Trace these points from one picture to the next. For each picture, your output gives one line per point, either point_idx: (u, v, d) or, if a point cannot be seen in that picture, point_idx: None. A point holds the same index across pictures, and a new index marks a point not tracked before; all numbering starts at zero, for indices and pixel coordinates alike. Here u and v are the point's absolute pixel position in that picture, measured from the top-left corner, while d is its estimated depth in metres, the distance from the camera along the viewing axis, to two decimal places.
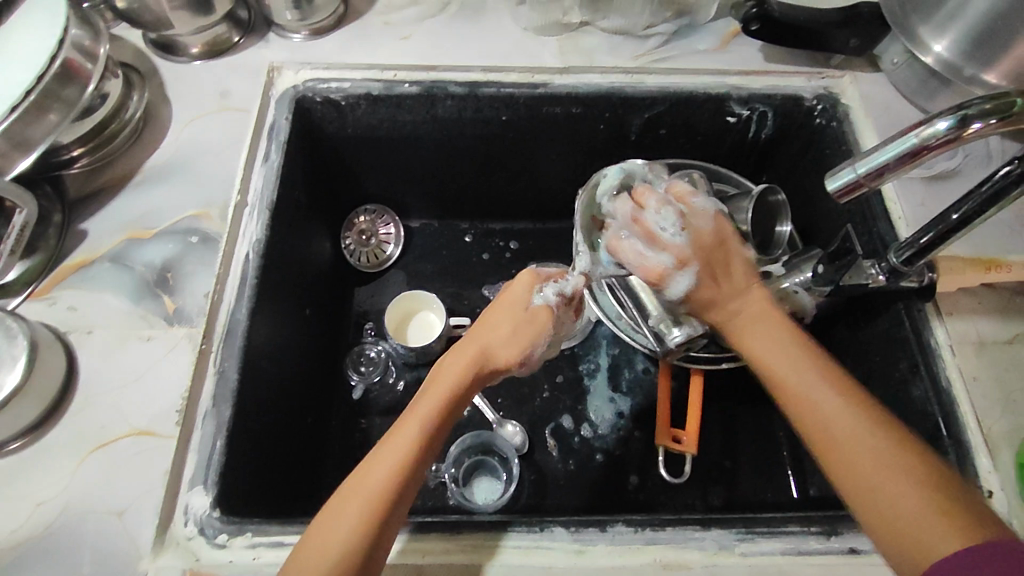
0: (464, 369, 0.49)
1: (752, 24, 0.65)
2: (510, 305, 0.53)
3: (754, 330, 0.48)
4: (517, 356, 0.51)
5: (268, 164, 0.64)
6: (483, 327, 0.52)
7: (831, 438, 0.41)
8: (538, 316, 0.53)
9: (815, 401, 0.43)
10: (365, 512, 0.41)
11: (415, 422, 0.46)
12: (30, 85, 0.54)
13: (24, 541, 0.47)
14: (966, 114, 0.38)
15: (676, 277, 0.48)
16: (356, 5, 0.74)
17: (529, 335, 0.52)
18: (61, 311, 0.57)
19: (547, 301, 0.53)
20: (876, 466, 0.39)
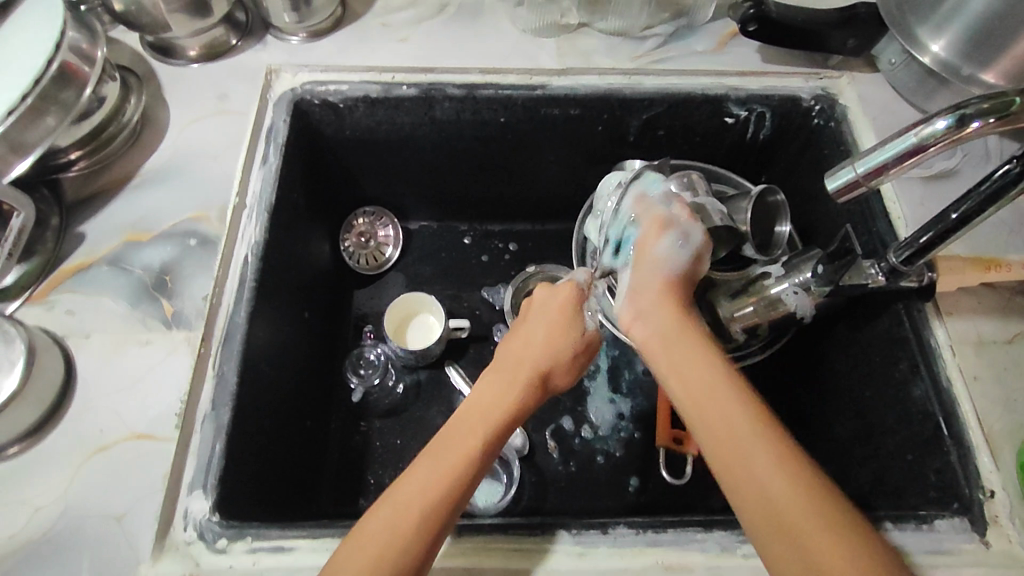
0: (533, 386, 0.51)
1: (749, 25, 0.65)
2: (570, 325, 0.55)
3: (667, 349, 0.50)
4: (567, 381, 0.55)
5: (267, 166, 0.64)
6: (546, 345, 0.54)
7: (737, 458, 0.42)
8: (591, 341, 0.56)
9: (722, 424, 0.43)
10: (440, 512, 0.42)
11: (484, 435, 0.47)
12: (28, 88, 0.54)
13: (22, 547, 0.47)
14: (964, 113, 0.38)
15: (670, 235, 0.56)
16: (354, 7, 0.74)
17: (584, 360, 0.56)
18: (59, 315, 0.56)
19: (597, 322, 0.57)
20: (781, 489, 0.40)
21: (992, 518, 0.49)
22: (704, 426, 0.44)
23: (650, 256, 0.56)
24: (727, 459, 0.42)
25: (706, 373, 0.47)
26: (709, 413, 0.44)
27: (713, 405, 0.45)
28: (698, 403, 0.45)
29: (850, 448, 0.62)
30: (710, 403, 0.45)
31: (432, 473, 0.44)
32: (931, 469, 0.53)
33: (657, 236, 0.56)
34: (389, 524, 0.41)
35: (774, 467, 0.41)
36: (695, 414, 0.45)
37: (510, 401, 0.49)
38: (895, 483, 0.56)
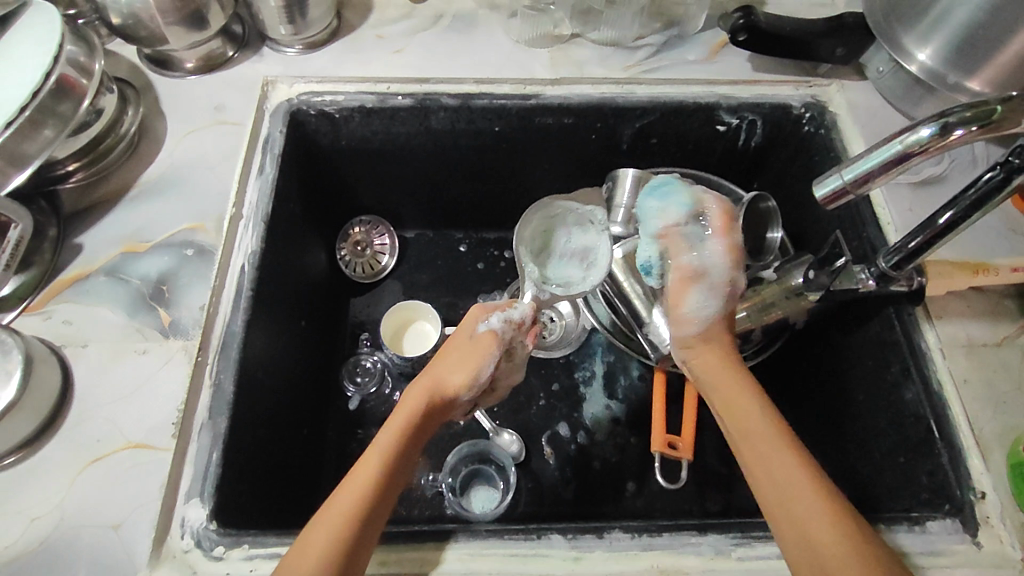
0: (418, 397, 0.49)
1: (739, 35, 0.66)
2: (459, 335, 0.53)
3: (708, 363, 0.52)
4: (460, 383, 0.51)
5: (263, 177, 0.64)
6: (434, 360, 0.52)
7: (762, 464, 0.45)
8: (481, 342, 0.52)
9: (761, 434, 0.46)
10: (351, 511, 0.42)
11: (392, 444, 0.46)
12: (25, 101, 0.54)
13: (19, 556, 0.47)
14: (947, 121, 0.39)
15: (705, 286, 0.53)
16: (350, 20, 0.75)
17: (474, 360, 0.51)
18: (56, 325, 0.57)
19: (491, 327, 0.53)
20: (802, 492, 0.42)
21: (983, 519, 0.49)
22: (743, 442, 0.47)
23: (680, 310, 0.53)
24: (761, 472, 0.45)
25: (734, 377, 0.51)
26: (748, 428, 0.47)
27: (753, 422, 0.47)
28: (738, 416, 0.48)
29: (843, 452, 0.63)
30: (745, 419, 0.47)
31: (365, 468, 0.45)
32: (923, 471, 0.54)
33: (697, 284, 0.53)
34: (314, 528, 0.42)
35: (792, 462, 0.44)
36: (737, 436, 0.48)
37: (407, 409, 0.48)
38: (888, 485, 0.57)
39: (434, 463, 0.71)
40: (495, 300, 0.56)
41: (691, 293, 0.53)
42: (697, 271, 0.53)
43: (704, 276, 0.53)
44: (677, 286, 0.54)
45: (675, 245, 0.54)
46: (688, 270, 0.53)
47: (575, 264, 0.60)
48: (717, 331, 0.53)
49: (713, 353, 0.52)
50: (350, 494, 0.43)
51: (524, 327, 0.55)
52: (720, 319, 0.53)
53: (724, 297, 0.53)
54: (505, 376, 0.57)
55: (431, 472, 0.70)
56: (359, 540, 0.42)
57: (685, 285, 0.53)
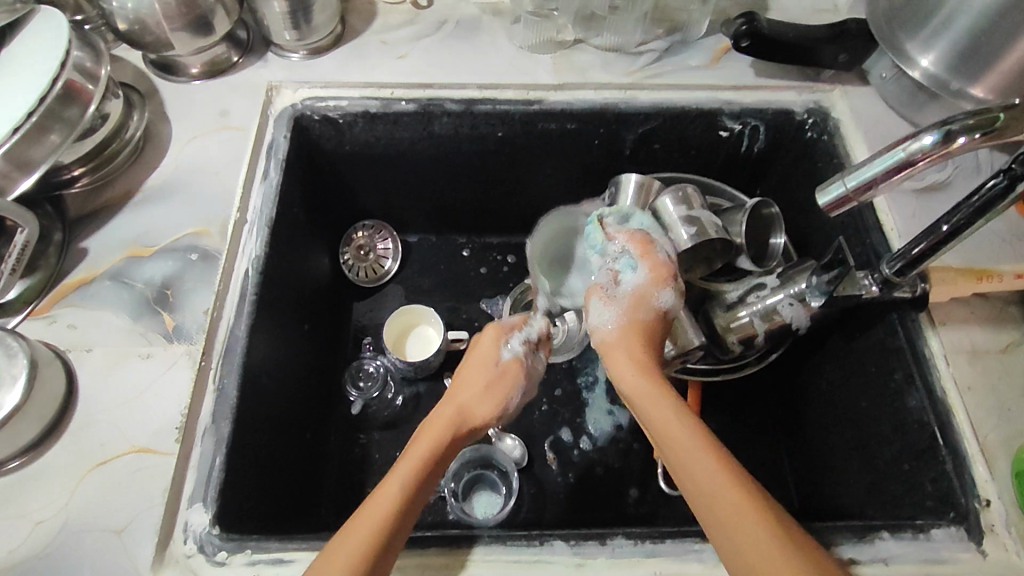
0: (449, 421, 0.50)
1: (743, 41, 0.66)
2: (482, 361, 0.55)
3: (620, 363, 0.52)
4: (493, 411, 0.53)
5: (267, 182, 0.64)
6: (459, 386, 0.54)
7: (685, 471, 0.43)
8: (507, 369, 0.56)
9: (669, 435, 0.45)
10: (364, 547, 0.41)
11: (399, 479, 0.45)
12: (32, 106, 0.55)
13: (24, 560, 0.47)
14: (950, 129, 0.39)
15: (604, 298, 0.56)
16: (354, 25, 0.75)
17: (503, 388, 0.55)
18: (61, 329, 0.57)
19: (514, 353, 0.57)
20: (731, 502, 0.40)
21: (988, 527, 0.49)
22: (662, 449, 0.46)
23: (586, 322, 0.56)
24: (691, 480, 0.43)
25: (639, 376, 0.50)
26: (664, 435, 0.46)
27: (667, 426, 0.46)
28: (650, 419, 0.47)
29: (846, 459, 0.62)
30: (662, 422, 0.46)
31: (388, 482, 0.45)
32: (927, 478, 0.53)
33: (599, 293, 0.56)
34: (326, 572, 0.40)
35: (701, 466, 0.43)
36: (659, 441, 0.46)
37: (426, 443, 0.48)
38: (892, 493, 0.56)
39: None
40: (510, 319, 0.59)
41: (592, 303, 0.56)
42: (601, 286, 0.57)
43: (604, 291, 0.57)
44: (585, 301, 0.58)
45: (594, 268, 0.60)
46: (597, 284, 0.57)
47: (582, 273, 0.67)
48: (626, 334, 0.53)
49: (618, 349, 0.53)
50: (361, 533, 0.41)
51: (540, 344, 0.59)
52: (623, 329, 0.54)
53: (623, 311, 0.55)
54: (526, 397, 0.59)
55: None
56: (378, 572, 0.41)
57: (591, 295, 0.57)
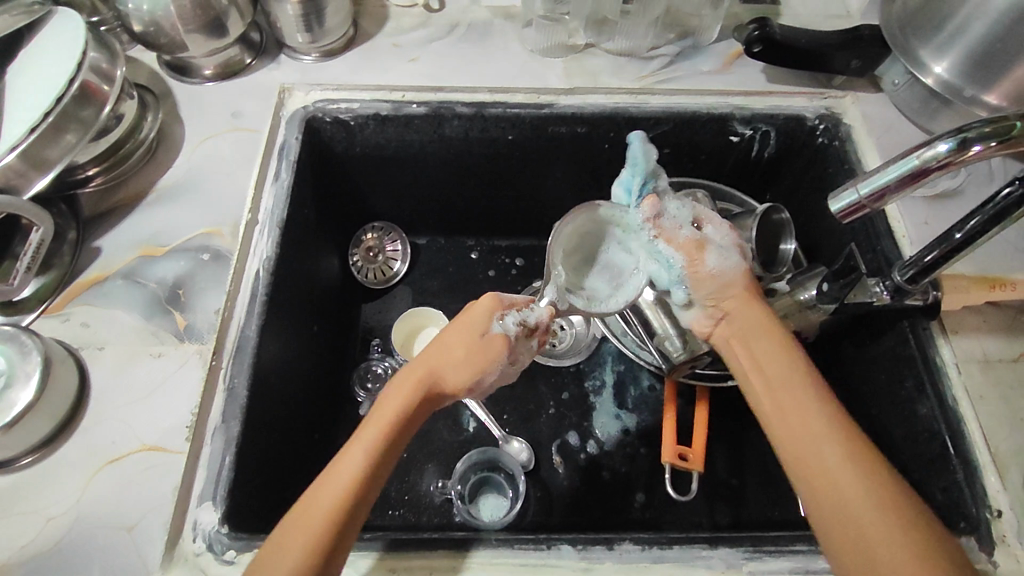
0: (412, 388, 0.48)
1: (754, 46, 0.67)
2: (467, 330, 0.50)
3: (748, 345, 0.51)
4: (461, 384, 0.49)
5: (279, 183, 0.65)
6: (434, 349, 0.50)
7: (812, 458, 0.43)
8: (491, 346, 0.49)
9: (795, 398, 0.46)
10: (330, 519, 0.41)
11: (363, 445, 0.44)
12: (49, 107, 0.56)
13: (36, 555, 0.48)
14: (965, 137, 0.39)
15: (717, 245, 0.54)
16: (366, 28, 0.76)
17: (481, 362, 0.49)
18: (74, 327, 0.57)
19: (505, 330, 0.50)
20: (841, 464, 0.42)
21: (999, 537, 0.49)
22: (782, 439, 0.45)
23: (705, 269, 0.53)
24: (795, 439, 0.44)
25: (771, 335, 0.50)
26: (795, 418, 0.45)
27: (798, 421, 0.45)
28: (782, 405, 0.46)
29: None
30: (787, 396, 0.46)
31: (332, 476, 0.43)
32: (938, 487, 0.53)
33: (709, 244, 0.54)
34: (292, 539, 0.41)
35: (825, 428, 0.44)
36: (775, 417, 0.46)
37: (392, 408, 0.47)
38: None
39: (443, 470, 0.71)
40: (512, 295, 0.52)
41: (711, 250, 0.53)
42: (702, 236, 0.54)
43: (711, 240, 0.54)
44: (693, 249, 0.53)
45: (667, 226, 0.55)
46: (694, 236, 0.54)
47: (605, 279, 0.55)
48: (750, 304, 0.52)
49: (746, 320, 0.52)
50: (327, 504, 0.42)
51: (537, 332, 0.51)
52: (745, 273, 0.54)
53: (738, 253, 0.54)
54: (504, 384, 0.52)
55: (440, 479, 0.70)
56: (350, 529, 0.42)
57: (700, 244, 0.54)
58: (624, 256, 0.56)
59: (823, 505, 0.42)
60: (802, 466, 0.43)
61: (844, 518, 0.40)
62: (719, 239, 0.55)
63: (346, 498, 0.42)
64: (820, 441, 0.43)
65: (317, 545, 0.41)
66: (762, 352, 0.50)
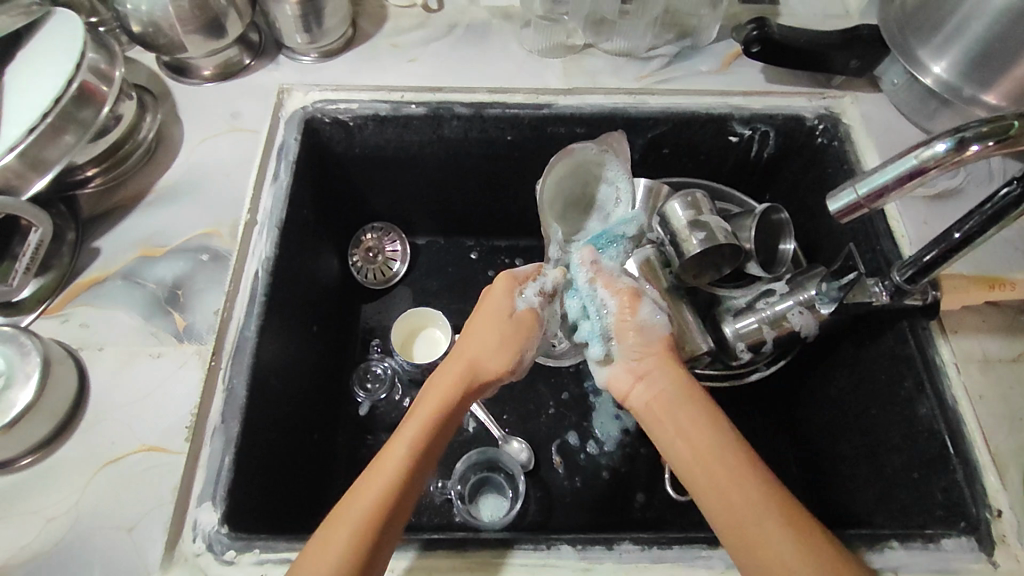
0: (453, 382, 0.51)
1: (753, 46, 0.67)
2: (493, 314, 0.55)
3: (669, 409, 0.50)
4: (505, 366, 0.53)
5: (278, 183, 0.65)
6: (470, 342, 0.54)
7: (751, 530, 0.43)
8: (523, 321, 0.55)
9: (718, 466, 0.45)
10: (373, 514, 0.42)
11: (404, 440, 0.46)
12: (48, 108, 0.56)
13: (35, 556, 0.48)
14: (963, 136, 0.39)
15: (650, 300, 0.57)
16: (365, 29, 0.76)
17: (518, 339, 0.54)
18: (73, 328, 0.57)
19: (529, 302, 0.56)
20: (779, 534, 0.42)
21: (999, 536, 0.49)
22: (715, 511, 0.44)
23: (635, 320, 0.56)
24: (726, 509, 0.44)
25: (687, 401, 0.50)
26: (721, 487, 0.45)
27: (730, 491, 0.44)
28: (707, 474, 0.46)
29: (855, 468, 0.62)
30: (709, 464, 0.46)
31: (375, 469, 0.45)
32: (938, 487, 0.53)
33: (641, 300, 0.57)
34: (332, 535, 0.41)
35: (754, 496, 0.43)
36: (703, 487, 0.46)
37: (428, 407, 0.49)
38: (903, 502, 0.55)
39: (442, 470, 0.71)
40: (523, 270, 0.59)
41: (644, 304, 0.56)
42: (637, 289, 0.58)
43: (643, 296, 0.57)
44: (627, 298, 0.57)
45: (606, 273, 0.59)
46: (630, 288, 0.57)
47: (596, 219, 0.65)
48: (668, 367, 0.53)
49: (665, 384, 0.52)
50: (371, 496, 0.43)
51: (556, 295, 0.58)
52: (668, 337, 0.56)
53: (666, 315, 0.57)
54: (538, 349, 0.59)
55: (441, 479, 0.70)
56: (397, 519, 0.43)
57: (633, 296, 0.57)
58: (605, 188, 0.66)
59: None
60: (743, 537, 0.43)
61: None
62: (652, 302, 0.57)
63: (393, 486, 0.43)
64: (754, 511, 0.43)
65: (364, 537, 0.41)
66: (681, 417, 0.49)
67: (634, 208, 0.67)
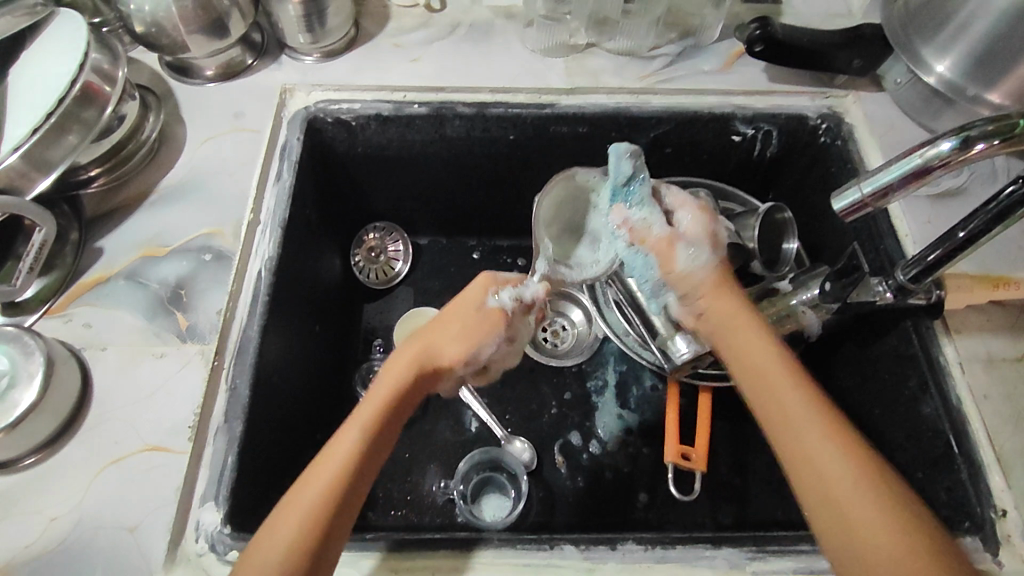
0: (410, 361, 0.50)
1: (756, 45, 0.67)
2: (462, 309, 0.53)
3: (724, 334, 0.52)
4: (455, 358, 0.51)
5: (280, 183, 0.65)
6: (434, 328, 0.53)
7: (795, 438, 0.43)
8: (487, 321, 0.53)
9: (772, 380, 0.46)
10: (325, 497, 0.42)
11: (360, 423, 0.46)
12: (51, 108, 0.56)
13: (39, 555, 0.48)
14: (968, 135, 0.38)
15: (688, 241, 0.55)
16: (367, 28, 0.76)
17: (475, 336, 0.52)
18: (76, 328, 0.57)
19: (501, 305, 0.53)
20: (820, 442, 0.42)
21: (1004, 537, 0.49)
22: (771, 425, 0.45)
23: (674, 268, 0.54)
24: (777, 418, 0.45)
25: (744, 322, 0.51)
26: (773, 399, 0.46)
27: (783, 404, 0.45)
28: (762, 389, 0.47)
29: None
30: (764, 378, 0.47)
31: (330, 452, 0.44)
32: (941, 487, 0.53)
33: (676, 240, 0.55)
34: (280, 525, 0.41)
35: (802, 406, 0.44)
36: (759, 401, 0.47)
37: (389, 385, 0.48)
38: None
39: (445, 470, 0.71)
40: (507, 274, 0.56)
41: (679, 248, 0.54)
42: (672, 231, 0.55)
43: (680, 236, 0.55)
44: (663, 249, 0.55)
45: (641, 228, 0.56)
46: (663, 233, 0.55)
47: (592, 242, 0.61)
48: (721, 296, 0.53)
49: (719, 310, 0.52)
50: (320, 484, 0.42)
51: (533, 307, 0.55)
52: (717, 267, 0.54)
53: (711, 245, 0.55)
54: (501, 361, 0.55)
55: (443, 479, 0.70)
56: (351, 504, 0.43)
57: (670, 243, 0.55)
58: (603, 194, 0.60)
59: (808, 486, 0.42)
60: (790, 451, 0.43)
61: (825, 495, 0.41)
62: (688, 229, 0.55)
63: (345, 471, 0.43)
64: (801, 420, 0.44)
65: (316, 523, 0.41)
66: (738, 338, 0.50)
67: (623, 162, 0.55)
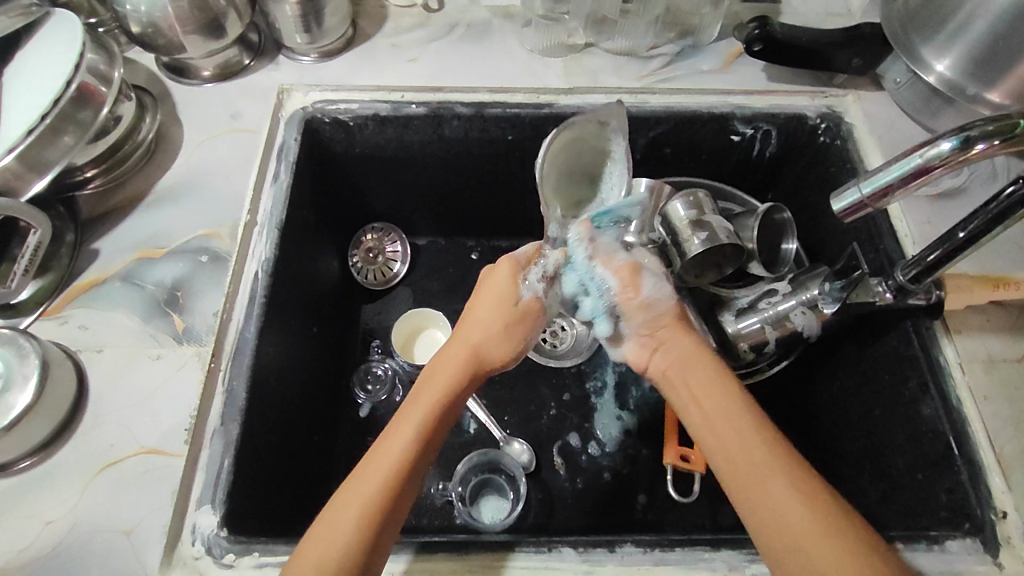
0: (459, 366, 0.50)
1: (755, 45, 0.66)
2: (497, 302, 0.53)
3: (679, 375, 0.51)
4: (503, 357, 0.52)
5: (278, 183, 0.64)
6: (473, 326, 0.53)
7: (753, 484, 0.42)
8: (526, 311, 0.53)
9: (727, 423, 0.46)
10: (378, 494, 0.42)
11: (409, 423, 0.46)
12: (46, 108, 0.55)
13: (33, 559, 0.47)
14: (969, 135, 0.38)
15: (652, 273, 0.54)
16: (365, 28, 0.75)
17: (516, 330, 0.53)
18: (72, 330, 0.57)
19: (534, 290, 0.54)
20: (778, 487, 0.42)
21: (1004, 539, 0.48)
22: (724, 469, 0.44)
23: (639, 295, 0.53)
24: (730, 462, 0.44)
25: (695, 363, 0.50)
26: (726, 440, 0.45)
27: (736, 450, 0.44)
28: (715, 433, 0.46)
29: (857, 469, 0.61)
30: (717, 421, 0.46)
31: (379, 452, 0.44)
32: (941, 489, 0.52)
33: (639, 271, 0.54)
34: (337, 521, 0.41)
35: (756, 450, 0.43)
36: (712, 445, 0.46)
37: (434, 390, 0.48)
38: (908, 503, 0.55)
39: (443, 472, 0.70)
40: (523, 251, 0.55)
41: (644, 276, 0.53)
42: (635, 261, 0.54)
43: (643, 269, 0.54)
44: (628, 275, 0.53)
45: (603, 249, 0.55)
46: (628, 261, 0.54)
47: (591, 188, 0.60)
48: (679, 334, 0.52)
49: (676, 349, 0.52)
50: (373, 481, 0.42)
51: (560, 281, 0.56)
52: (675, 304, 0.54)
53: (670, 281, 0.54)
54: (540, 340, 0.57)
55: (441, 480, 0.70)
56: (402, 501, 0.43)
57: (635, 271, 0.53)
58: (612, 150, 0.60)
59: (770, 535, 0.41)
60: (748, 498, 0.42)
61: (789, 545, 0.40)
62: (648, 268, 0.54)
63: (399, 468, 0.43)
64: (755, 465, 0.43)
65: (369, 518, 0.41)
66: (691, 380, 0.50)
67: None
